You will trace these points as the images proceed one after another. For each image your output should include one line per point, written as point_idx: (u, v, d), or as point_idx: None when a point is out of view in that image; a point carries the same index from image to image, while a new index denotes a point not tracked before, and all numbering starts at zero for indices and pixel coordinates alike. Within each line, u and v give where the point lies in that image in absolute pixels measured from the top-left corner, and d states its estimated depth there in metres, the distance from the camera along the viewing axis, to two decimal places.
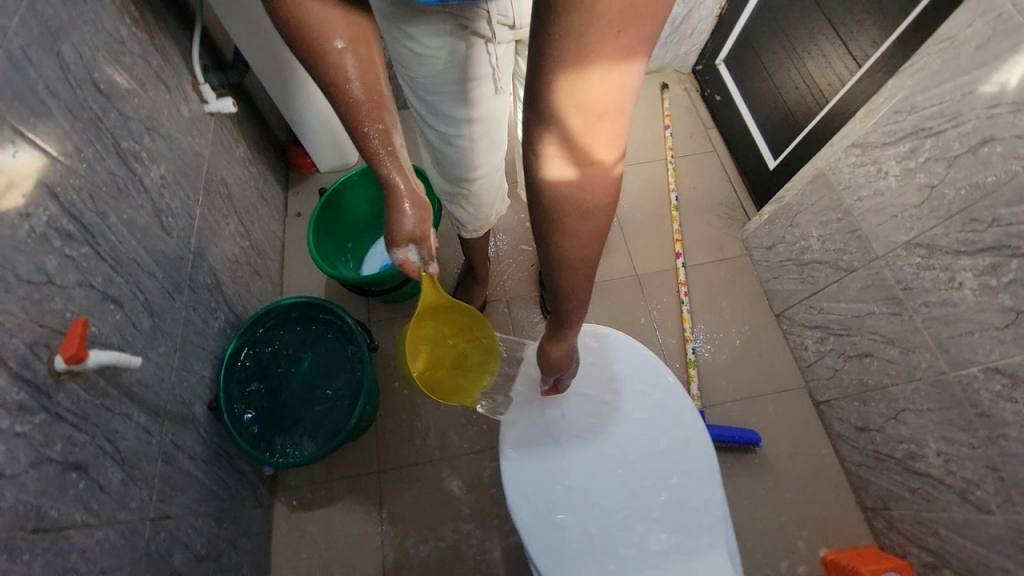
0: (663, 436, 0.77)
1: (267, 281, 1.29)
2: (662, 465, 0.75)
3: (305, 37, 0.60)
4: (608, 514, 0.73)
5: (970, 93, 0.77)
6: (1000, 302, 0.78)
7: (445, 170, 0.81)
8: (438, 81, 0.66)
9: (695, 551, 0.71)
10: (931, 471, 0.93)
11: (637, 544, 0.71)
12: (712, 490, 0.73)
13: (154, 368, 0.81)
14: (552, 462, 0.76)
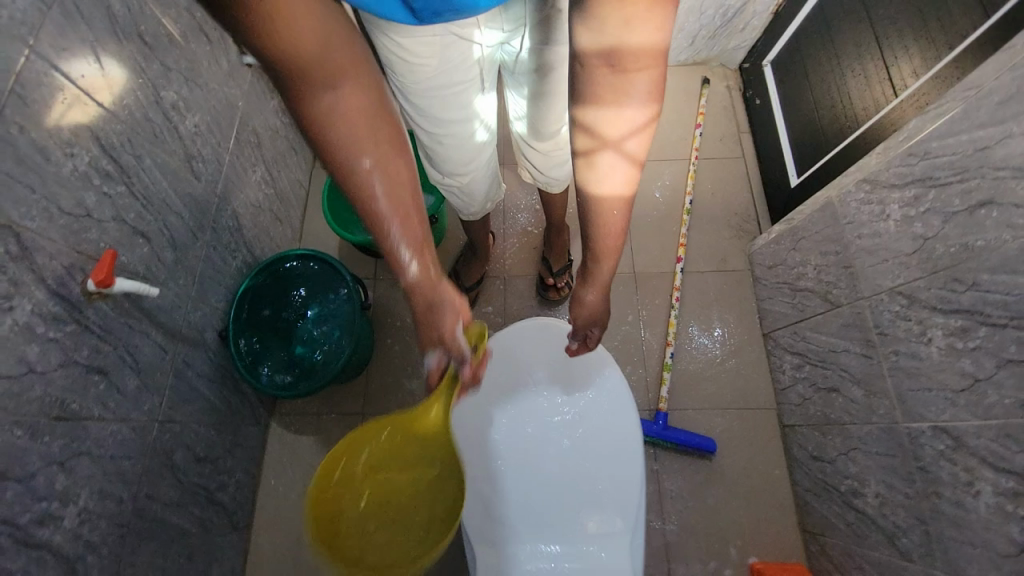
0: (604, 429, 0.83)
1: (288, 227, 1.40)
2: (597, 455, 0.82)
3: (338, 158, 0.60)
4: (534, 496, 0.81)
5: (982, 150, 0.74)
6: (960, 366, 0.77)
7: (440, 165, 0.89)
8: (433, 88, 0.73)
9: (607, 547, 0.79)
10: (866, 510, 0.96)
11: (559, 526, 0.80)
12: (634, 500, 0.80)
13: (173, 296, 0.93)
14: (496, 442, 0.83)
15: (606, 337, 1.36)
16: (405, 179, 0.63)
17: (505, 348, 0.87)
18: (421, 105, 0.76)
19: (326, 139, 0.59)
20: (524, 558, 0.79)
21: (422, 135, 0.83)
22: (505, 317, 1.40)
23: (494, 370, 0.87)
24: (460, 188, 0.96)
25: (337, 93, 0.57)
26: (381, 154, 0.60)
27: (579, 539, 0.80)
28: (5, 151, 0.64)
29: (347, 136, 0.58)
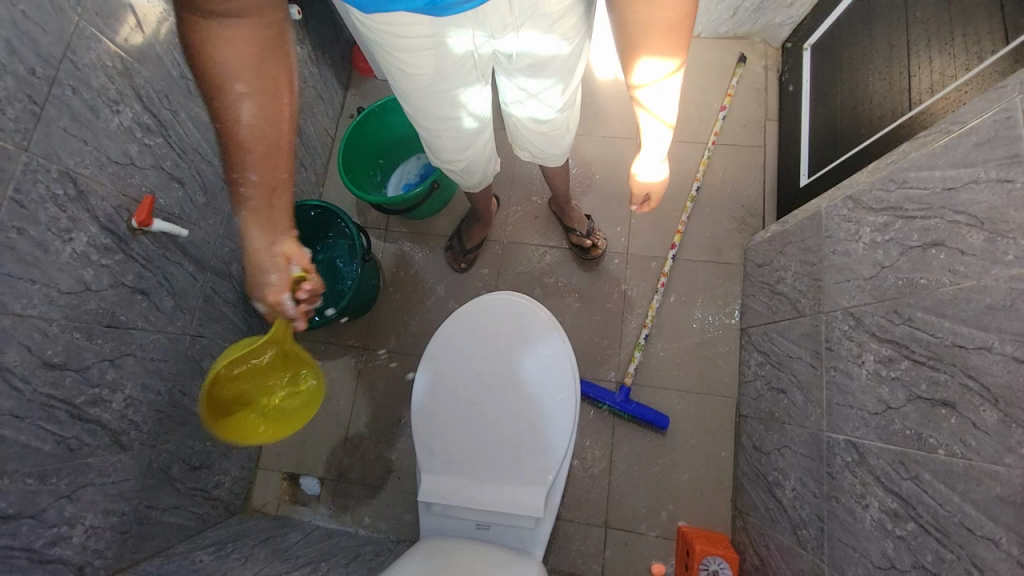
0: (542, 393, 0.95)
1: (313, 173, 1.53)
2: (532, 415, 0.94)
3: (210, 72, 0.60)
4: (473, 440, 0.95)
5: (948, 190, 0.74)
6: (879, 392, 0.82)
7: (441, 151, 1.00)
8: (428, 88, 0.82)
9: (529, 485, 0.93)
10: (784, 500, 1.06)
11: (491, 466, 0.94)
12: (558, 448, 0.93)
13: (203, 234, 1.10)
14: (448, 391, 0.98)
15: (589, 311, 1.45)
16: (269, 119, 0.64)
17: (465, 316, 1.00)
18: (419, 102, 0.86)
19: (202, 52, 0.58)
20: (459, 491, 0.95)
21: (422, 128, 0.93)
22: (499, 280, 1.50)
23: (453, 334, 1.00)
24: (461, 169, 1.06)
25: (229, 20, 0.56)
26: (257, 90, 0.62)
27: (507, 481, 0.94)
28: (63, 110, 0.77)
29: (230, 65, 0.59)
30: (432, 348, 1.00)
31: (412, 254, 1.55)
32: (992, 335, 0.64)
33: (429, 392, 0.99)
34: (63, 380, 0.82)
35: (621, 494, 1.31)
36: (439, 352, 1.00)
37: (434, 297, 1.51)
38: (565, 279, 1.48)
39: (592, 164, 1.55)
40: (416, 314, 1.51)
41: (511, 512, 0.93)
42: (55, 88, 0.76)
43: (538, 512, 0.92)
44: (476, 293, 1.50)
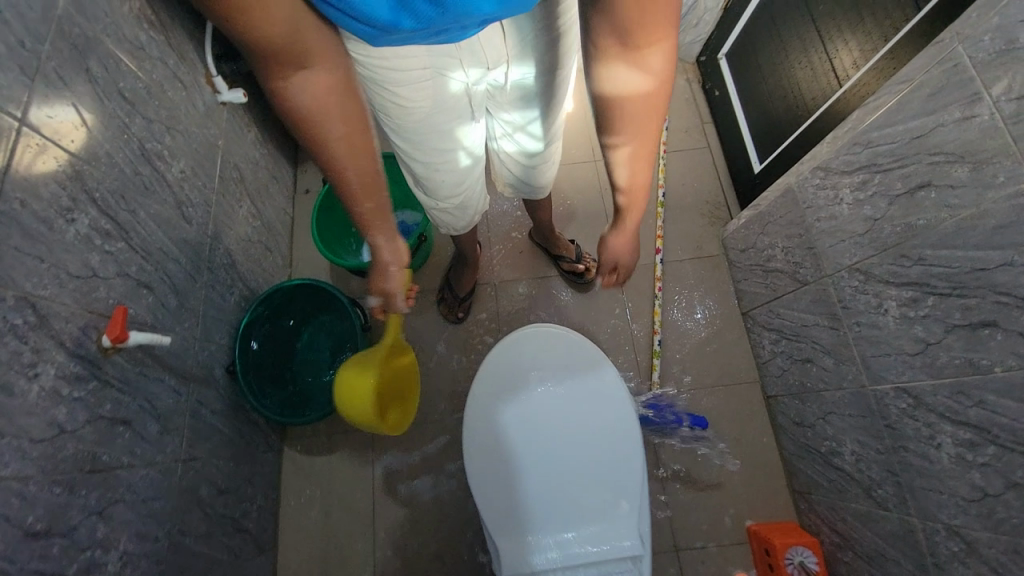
0: (599, 412, 0.91)
1: (278, 255, 1.44)
2: (599, 439, 0.89)
3: (307, 126, 0.69)
4: (546, 489, 0.87)
5: (917, 138, 0.82)
6: (914, 332, 0.86)
7: (435, 191, 0.98)
8: (426, 127, 0.82)
9: (619, 518, 0.86)
10: (846, 467, 1.06)
11: (573, 511, 0.87)
12: (635, 468, 0.88)
13: (181, 340, 0.97)
14: (504, 445, 0.90)
15: (596, 331, 1.43)
16: (363, 152, 0.75)
17: (496, 362, 0.94)
18: (416, 143, 0.85)
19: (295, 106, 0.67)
20: (553, 551, 0.85)
21: (416, 167, 0.91)
22: (499, 322, 1.46)
23: (489, 384, 0.93)
24: (456, 207, 1.04)
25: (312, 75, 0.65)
26: (344, 130, 0.71)
27: (598, 520, 0.86)
28: (12, 226, 0.66)
29: (324, 116, 0.69)
30: (475, 405, 0.92)
31: (403, 316, 1.48)
32: (1010, 250, 0.70)
33: (484, 456, 0.89)
34: (50, 550, 0.67)
35: (680, 510, 1.26)
36: (482, 405, 0.92)
37: (436, 356, 1.44)
38: (564, 307, 1.46)
39: (561, 191, 1.59)
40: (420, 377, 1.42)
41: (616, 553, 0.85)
42: (2, 203, 0.65)
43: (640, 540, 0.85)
44: (479, 341, 1.44)
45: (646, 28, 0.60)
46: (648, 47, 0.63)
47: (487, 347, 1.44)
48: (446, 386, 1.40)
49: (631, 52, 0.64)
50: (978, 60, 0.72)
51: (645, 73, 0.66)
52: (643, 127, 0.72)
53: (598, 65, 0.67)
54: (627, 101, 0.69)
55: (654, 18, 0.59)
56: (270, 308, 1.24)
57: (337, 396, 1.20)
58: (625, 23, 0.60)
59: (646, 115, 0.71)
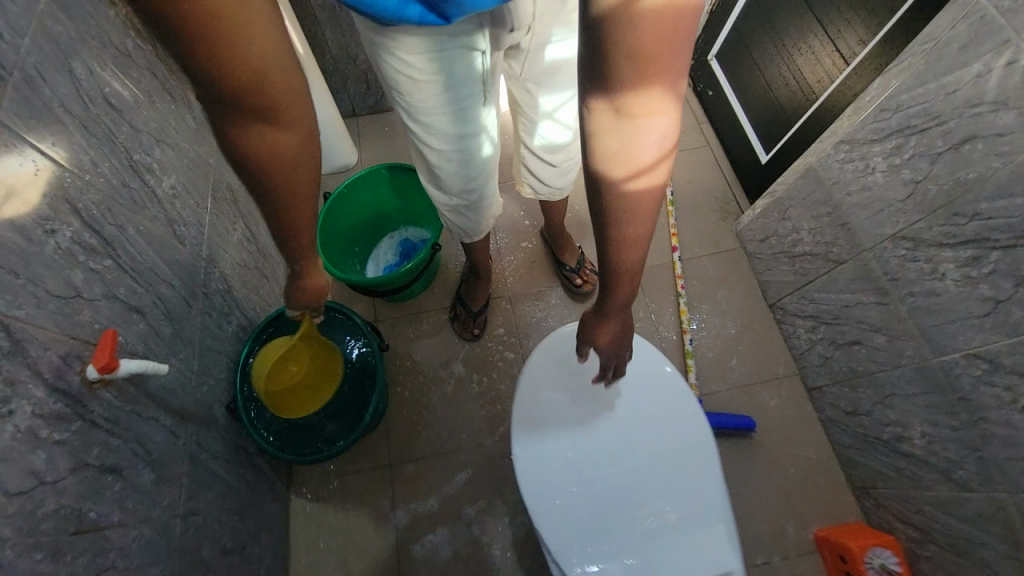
0: (656, 405, 0.83)
1: (275, 283, 1.33)
2: (662, 436, 0.81)
3: (246, 166, 0.61)
4: (617, 504, 0.77)
5: (952, 93, 0.80)
6: (980, 292, 0.82)
7: (453, 186, 0.89)
8: (448, 107, 0.75)
9: (705, 526, 0.75)
10: (916, 452, 0.99)
11: (652, 526, 0.76)
12: (711, 465, 0.79)
13: (177, 373, 0.85)
14: (561, 460, 0.80)
15: None
16: (306, 203, 0.67)
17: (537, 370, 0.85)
18: (435, 126, 0.77)
19: (242, 148, 0.59)
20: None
21: (433, 159, 0.83)
22: (519, 337, 1.37)
23: (532, 396, 0.84)
24: (471, 207, 0.96)
25: (272, 126, 0.59)
26: (292, 182, 0.64)
27: (682, 528, 0.75)
28: None
29: (273, 164, 0.61)
30: (521, 418, 0.83)
31: (414, 340, 1.37)
32: None
33: (542, 477, 0.79)
34: None
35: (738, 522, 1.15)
36: (531, 417, 0.83)
37: (453, 379, 1.33)
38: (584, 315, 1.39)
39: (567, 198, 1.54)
40: (438, 403, 1.31)
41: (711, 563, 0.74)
42: None
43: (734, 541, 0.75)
44: (498, 358, 1.34)
45: (648, 90, 0.50)
46: (649, 111, 0.52)
47: (507, 363, 1.34)
48: (468, 410, 1.29)
49: (626, 121, 0.53)
50: (1008, 6, 0.72)
51: (644, 145, 0.54)
52: (639, 220, 0.59)
53: (587, 135, 0.56)
54: (620, 179, 0.56)
55: (655, 77, 0.49)
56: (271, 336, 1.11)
57: (358, 425, 1.09)
58: (621, 82, 0.49)
59: (641, 198, 0.58)
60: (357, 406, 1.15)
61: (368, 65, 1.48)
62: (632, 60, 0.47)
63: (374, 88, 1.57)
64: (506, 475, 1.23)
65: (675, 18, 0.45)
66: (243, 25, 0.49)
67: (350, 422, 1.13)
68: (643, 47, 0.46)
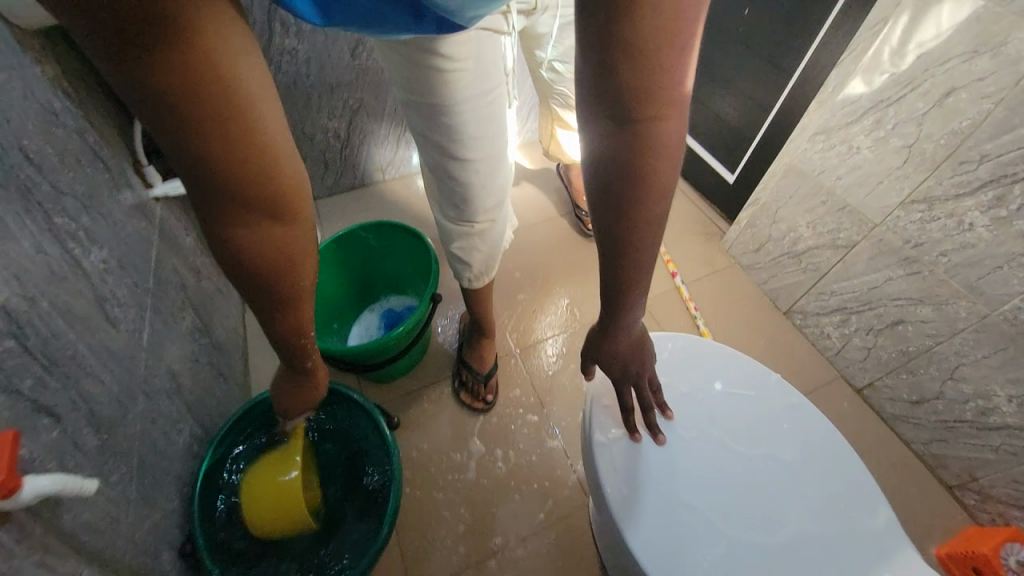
0: (744, 400, 0.72)
1: (235, 385, 1.08)
2: (779, 444, 0.68)
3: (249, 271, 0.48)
4: (765, 545, 0.62)
5: (919, 58, 0.86)
6: (1017, 229, 0.81)
7: (472, 203, 0.89)
8: (474, 101, 0.77)
9: (873, 540, 0.62)
10: (1010, 422, 0.91)
11: (816, 559, 0.61)
12: (845, 463, 0.67)
13: (88, 509, 0.58)
14: (680, 510, 0.64)
15: None
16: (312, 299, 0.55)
17: (603, 396, 0.72)
18: (457, 130, 0.79)
19: (249, 265, 0.47)
20: None
21: (459, 165, 0.83)
22: (539, 395, 1.19)
23: (608, 428, 0.69)
24: (488, 233, 0.95)
25: (284, 231, 0.48)
26: (301, 280, 0.52)
27: (844, 540, 0.62)
28: None
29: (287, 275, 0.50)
30: (613, 470, 0.66)
31: (417, 423, 1.14)
32: None
33: (656, 528, 0.62)
34: None
35: None
36: (624, 466, 0.67)
37: (474, 460, 1.09)
38: None
39: (552, 244, 1.47)
40: (461, 494, 1.05)
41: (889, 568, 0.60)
42: None
43: (900, 529, 0.62)
44: (521, 424, 1.14)
45: (651, 93, 0.44)
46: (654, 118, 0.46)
47: (533, 428, 1.14)
48: (500, 496, 1.05)
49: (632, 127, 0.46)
50: None
51: (646, 141, 0.47)
52: (649, 220, 0.52)
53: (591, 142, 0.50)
54: (623, 194, 0.50)
55: (658, 81, 0.43)
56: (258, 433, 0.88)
57: (370, 543, 0.78)
58: (622, 85, 0.44)
59: (650, 212, 0.51)
60: (369, 515, 0.85)
61: (326, 141, 1.42)
62: (630, 64, 0.42)
63: (332, 166, 1.49)
64: (568, 569, 0.97)
65: (674, 18, 0.40)
66: (251, 105, 0.40)
67: (361, 540, 0.83)
68: (644, 44, 0.41)
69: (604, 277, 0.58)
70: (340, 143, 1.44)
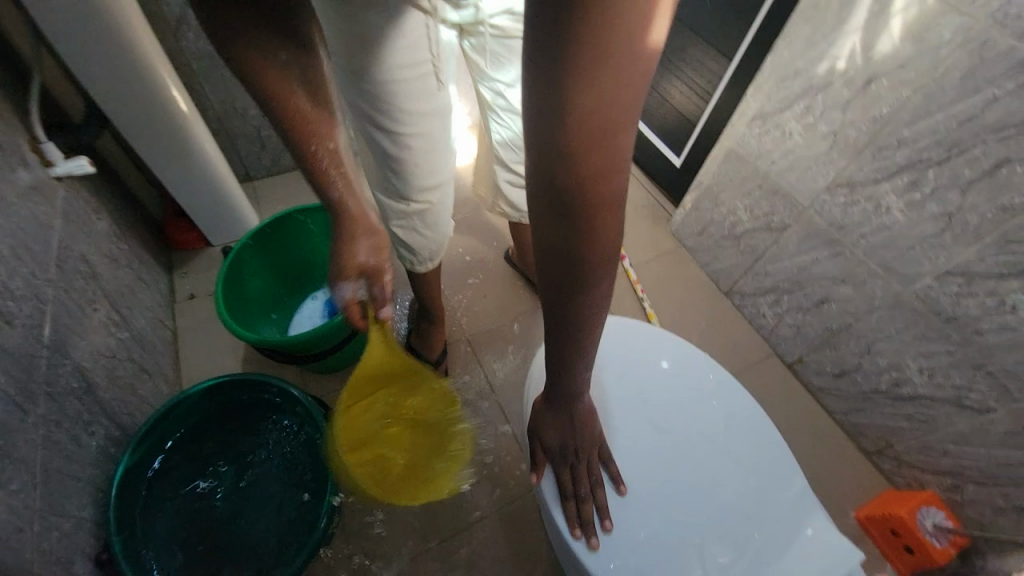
0: (676, 381, 0.75)
1: (162, 380, 1.01)
2: (707, 425, 0.71)
3: (272, 86, 0.61)
4: (690, 521, 0.64)
5: (845, 46, 0.89)
6: (930, 211, 0.86)
7: (408, 182, 0.86)
8: (404, 78, 0.74)
9: (790, 512, 0.66)
10: (920, 391, 0.98)
11: (736, 532, 0.64)
12: (769, 439, 0.70)
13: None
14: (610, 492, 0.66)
15: None
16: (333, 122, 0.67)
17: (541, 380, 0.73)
18: (389, 105, 0.76)
19: (262, 78, 0.60)
20: None
21: (391, 143, 0.81)
22: (489, 380, 1.19)
23: None
24: (427, 214, 0.92)
25: (279, 41, 0.59)
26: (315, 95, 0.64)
27: (764, 514, 0.65)
28: None
29: (311, 89, 0.64)
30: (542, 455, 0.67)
31: None
32: (988, 88, 0.74)
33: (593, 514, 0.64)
34: None
35: None
36: None
37: None
38: None
39: (502, 229, 1.46)
40: None
41: (805, 534, 0.64)
42: None
43: (813, 499, 0.66)
44: (470, 411, 1.14)
45: (612, 109, 0.37)
46: (599, 176, 0.41)
47: (482, 414, 1.14)
48: None
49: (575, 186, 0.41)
50: None
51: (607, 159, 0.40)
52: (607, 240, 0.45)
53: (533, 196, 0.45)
54: (580, 218, 0.43)
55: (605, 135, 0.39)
56: (185, 428, 0.84)
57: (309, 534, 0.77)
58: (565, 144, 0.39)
59: (606, 233, 0.45)
60: (301, 507, 0.82)
61: (260, 119, 1.33)
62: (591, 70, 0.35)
63: (269, 145, 1.40)
64: (516, 550, 0.98)
65: (629, 35, 0.34)
66: None
67: (292, 534, 0.80)
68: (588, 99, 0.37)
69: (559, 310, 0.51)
70: None
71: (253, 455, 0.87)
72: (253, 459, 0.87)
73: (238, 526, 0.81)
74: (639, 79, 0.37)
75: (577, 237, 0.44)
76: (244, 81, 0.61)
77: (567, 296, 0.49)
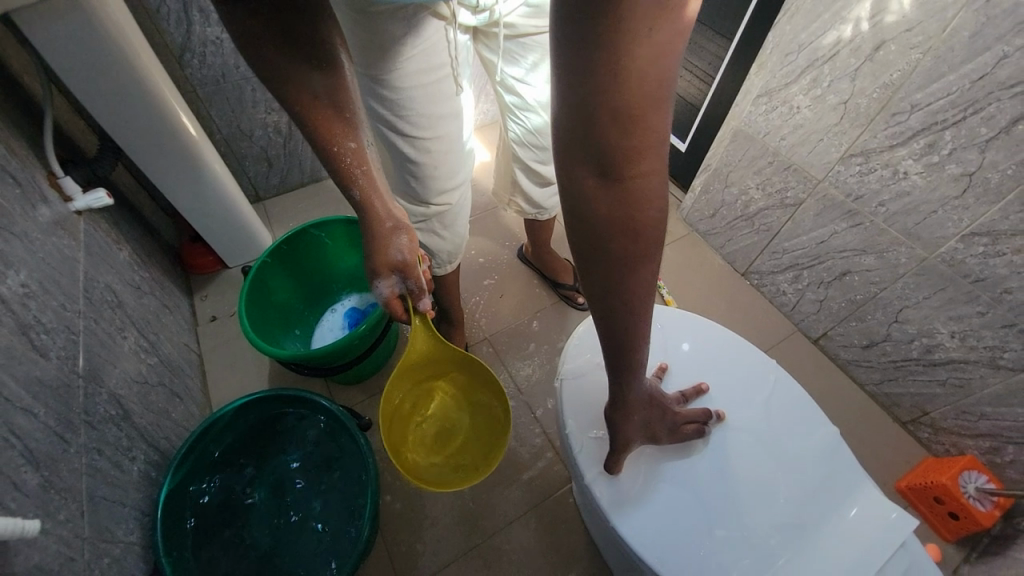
0: (709, 363, 0.75)
1: (193, 403, 1.02)
2: (747, 403, 0.71)
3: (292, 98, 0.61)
4: (744, 503, 0.64)
5: (848, 14, 0.88)
6: (950, 172, 0.84)
7: (428, 185, 0.86)
8: (429, 85, 0.76)
9: (840, 482, 0.65)
10: (953, 355, 0.97)
11: (790, 509, 0.63)
12: (808, 412, 0.70)
13: (32, 552, 0.53)
14: (662, 482, 0.65)
15: None
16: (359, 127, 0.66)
17: (577, 381, 0.72)
18: (410, 109, 0.77)
19: (284, 92, 0.60)
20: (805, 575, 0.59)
21: (412, 149, 0.82)
22: (514, 378, 1.19)
23: (580, 412, 0.70)
24: (445, 215, 0.92)
25: (294, 56, 0.59)
26: (338, 102, 0.63)
27: (814, 486, 0.65)
28: None
29: (327, 87, 0.62)
30: (582, 447, 0.67)
31: None
32: (998, 45, 0.73)
33: (644, 504, 0.63)
34: None
35: None
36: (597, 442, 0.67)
37: None
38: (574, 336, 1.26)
39: (514, 228, 1.46)
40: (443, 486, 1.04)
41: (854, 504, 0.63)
42: None
43: (858, 467, 0.66)
44: None
45: (638, 138, 0.41)
46: (637, 205, 0.45)
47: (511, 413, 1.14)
48: (483, 483, 1.04)
49: (616, 185, 0.44)
50: None
51: (641, 180, 0.44)
52: (645, 263, 0.47)
53: (567, 194, 0.47)
54: (621, 235, 0.46)
55: (645, 134, 0.41)
56: (218, 446, 0.85)
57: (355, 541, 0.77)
58: (606, 146, 0.42)
59: (648, 257, 0.47)
60: (333, 537, 0.81)
61: (266, 139, 1.34)
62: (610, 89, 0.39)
63: (277, 163, 1.41)
64: (557, 546, 0.98)
65: (645, 71, 0.38)
66: None
67: (328, 542, 0.81)
68: (628, 108, 0.39)
69: (607, 332, 0.52)
70: (282, 138, 1.36)
71: (287, 464, 0.88)
72: (289, 470, 0.88)
73: (280, 533, 0.82)
74: (660, 104, 0.40)
75: (617, 252, 0.47)
76: (264, 79, 0.60)
77: (614, 314, 0.50)
